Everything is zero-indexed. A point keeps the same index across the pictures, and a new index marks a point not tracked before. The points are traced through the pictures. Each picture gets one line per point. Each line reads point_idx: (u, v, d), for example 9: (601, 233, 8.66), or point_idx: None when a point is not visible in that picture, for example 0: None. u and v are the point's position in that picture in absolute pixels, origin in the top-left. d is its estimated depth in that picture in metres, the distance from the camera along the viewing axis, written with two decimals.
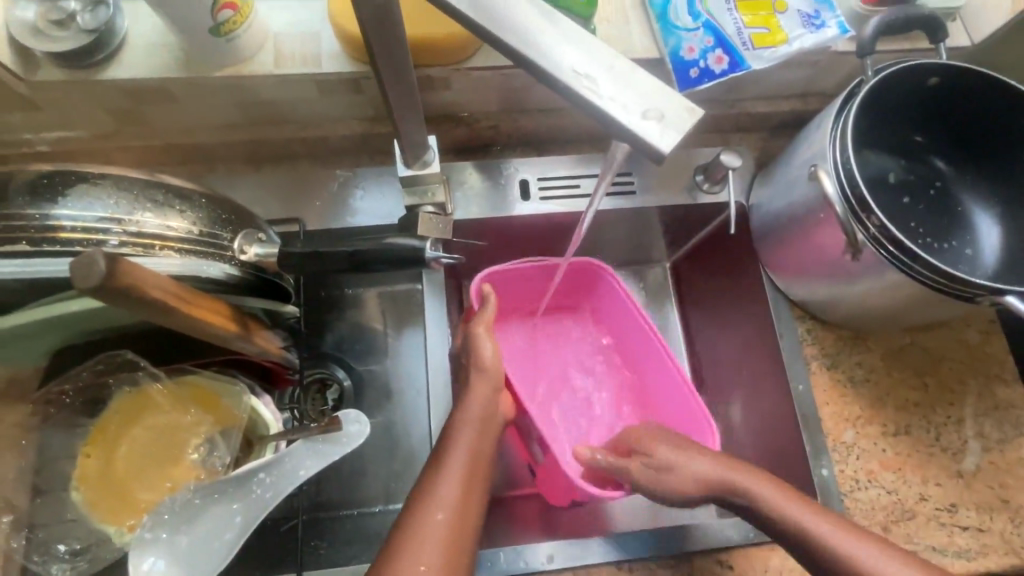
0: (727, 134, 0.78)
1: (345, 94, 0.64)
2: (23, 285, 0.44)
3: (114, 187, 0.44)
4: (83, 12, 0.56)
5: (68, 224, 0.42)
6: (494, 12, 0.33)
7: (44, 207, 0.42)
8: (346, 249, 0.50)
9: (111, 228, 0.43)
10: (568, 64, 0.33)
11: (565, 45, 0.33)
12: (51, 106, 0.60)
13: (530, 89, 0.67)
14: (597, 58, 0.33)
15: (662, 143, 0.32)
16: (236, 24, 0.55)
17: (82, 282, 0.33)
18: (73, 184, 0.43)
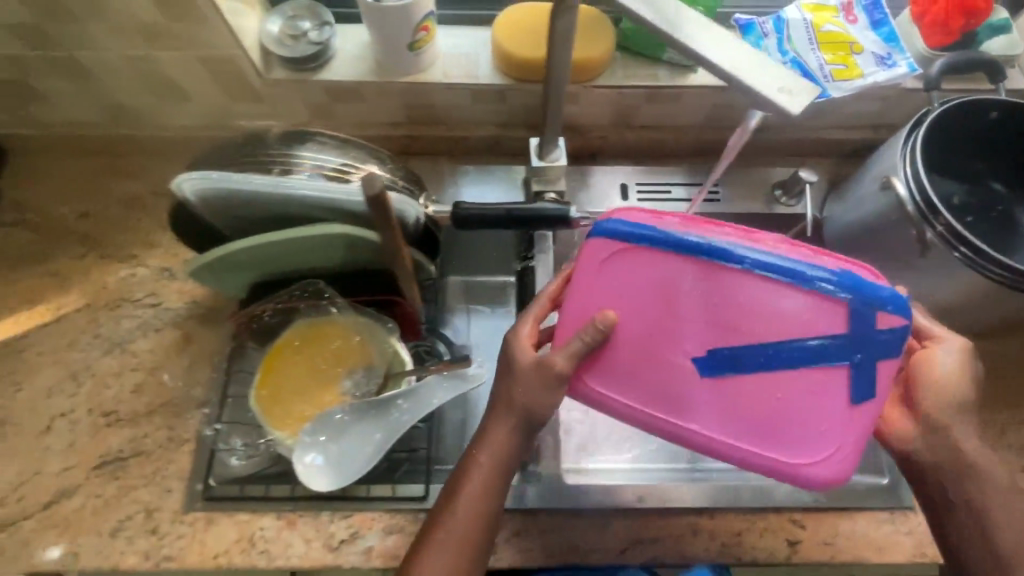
0: (804, 157, 0.90)
1: (492, 103, 0.79)
2: (286, 209, 0.60)
3: (356, 150, 0.63)
4: (312, 30, 0.74)
5: (328, 168, 0.60)
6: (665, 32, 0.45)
7: (314, 156, 0.61)
8: (507, 209, 0.64)
9: (353, 173, 0.61)
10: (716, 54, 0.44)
11: (711, 43, 0.44)
12: (270, 98, 0.78)
13: (639, 107, 0.81)
14: (747, 62, 0.44)
15: (796, 111, 0.42)
16: (425, 43, 0.72)
17: (370, 193, 0.49)
18: (332, 145, 0.62)
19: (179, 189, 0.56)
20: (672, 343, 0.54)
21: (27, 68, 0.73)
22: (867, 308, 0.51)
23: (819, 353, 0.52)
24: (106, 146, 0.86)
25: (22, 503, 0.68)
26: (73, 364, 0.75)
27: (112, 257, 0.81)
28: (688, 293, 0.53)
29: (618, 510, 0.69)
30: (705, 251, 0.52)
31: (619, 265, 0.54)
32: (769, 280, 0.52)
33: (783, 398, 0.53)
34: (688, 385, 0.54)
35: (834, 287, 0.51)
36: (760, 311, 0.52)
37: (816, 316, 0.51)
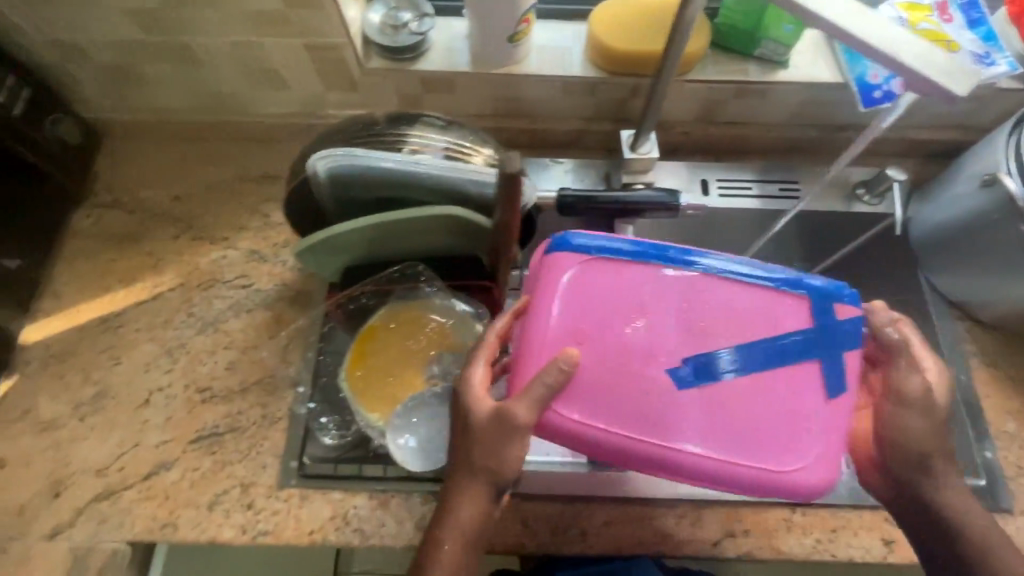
0: (885, 158, 0.89)
1: (580, 96, 0.80)
2: (409, 188, 0.61)
3: (473, 132, 0.64)
4: (412, 21, 0.76)
5: (452, 147, 0.62)
6: (845, 31, 0.46)
7: (438, 137, 0.62)
8: (611, 197, 0.66)
9: (475, 154, 0.62)
10: (882, 41, 0.46)
11: (873, 30, 0.46)
12: (365, 87, 0.80)
13: (726, 103, 0.82)
14: (920, 52, 0.46)
15: (961, 94, 0.46)
16: (524, 35, 0.74)
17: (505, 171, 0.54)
18: (451, 127, 0.64)
19: (310, 171, 0.60)
20: (648, 352, 0.50)
21: (138, 54, 0.75)
22: (828, 303, 0.51)
23: (790, 354, 0.51)
24: (198, 133, 0.88)
25: (123, 473, 0.70)
26: (168, 341, 0.77)
27: (203, 239, 0.83)
28: (655, 298, 0.51)
29: (710, 502, 0.68)
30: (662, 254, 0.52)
31: (582, 277, 0.51)
32: (729, 279, 0.52)
33: (762, 407, 0.50)
34: (667, 402, 0.50)
35: (792, 282, 0.52)
36: (728, 310, 0.51)
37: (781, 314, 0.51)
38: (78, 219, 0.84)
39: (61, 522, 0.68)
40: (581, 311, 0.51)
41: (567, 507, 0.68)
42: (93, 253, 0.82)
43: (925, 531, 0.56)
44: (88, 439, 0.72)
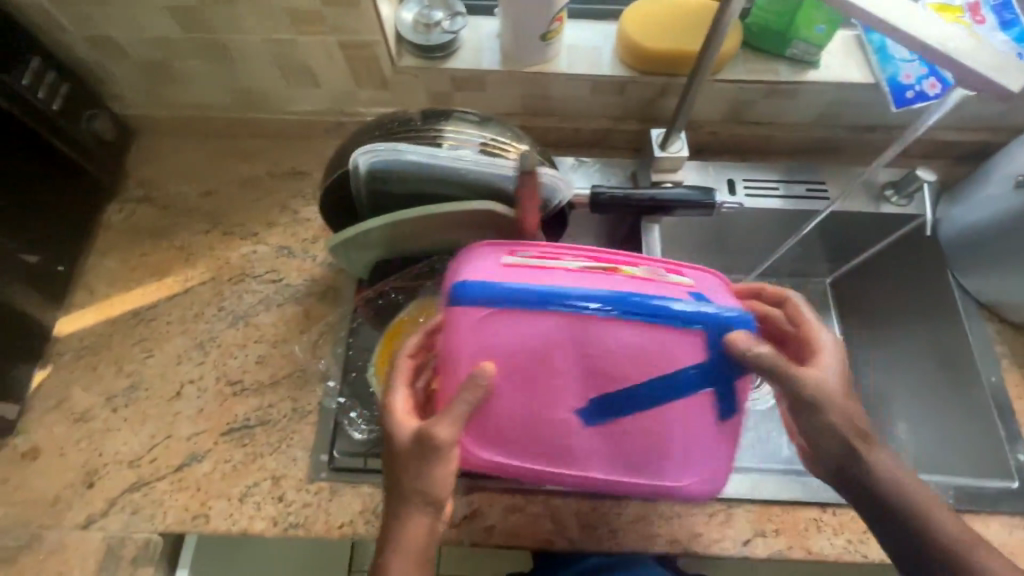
0: (914, 159, 0.89)
1: (609, 95, 0.81)
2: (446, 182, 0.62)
3: (509, 129, 0.65)
4: (444, 20, 0.76)
5: (490, 143, 0.62)
6: (897, 29, 0.46)
7: (475, 132, 0.63)
8: (645, 195, 0.68)
9: (512, 150, 0.63)
10: (936, 37, 0.46)
11: (926, 26, 0.46)
12: (396, 85, 0.80)
13: (754, 103, 0.82)
14: (971, 49, 0.46)
15: (1015, 90, 0.46)
16: (555, 35, 0.74)
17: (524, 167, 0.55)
18: (488, 123, 0.65)
19: (350, 165, 0.61)
20: (554, 389, 0.53)
21: (175, 51, 0.77)
22: (720, 335, 0.51)
23: (684, 387, 0.52)
24: (229, 130, 0.89)
25: (155, 464, 0.71)
26: (199, 334, 0.78)
27: (233, 234, 0.84)
28: (559, 341, 0.51)
29: (740, 500, 0.68)
30: (567, 301, 0.50)
31: (484, 329, 0.51)
32: (633, 321, 0.51)
33: (658, 434, 0.54)
34: (569, 433, 0.54)
35: (686, 318, 0.50)
36: (627, 353, 0.51)
37: (679, 352, 0.51)
38: (110, 213, 0.85)
39: (94, 511, 0.69)
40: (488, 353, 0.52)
41: (597, 504, 0.68)
42: (125, 246, 0.83)
43: (864, 501, 0.52)
44: (121, 430, 0.73)
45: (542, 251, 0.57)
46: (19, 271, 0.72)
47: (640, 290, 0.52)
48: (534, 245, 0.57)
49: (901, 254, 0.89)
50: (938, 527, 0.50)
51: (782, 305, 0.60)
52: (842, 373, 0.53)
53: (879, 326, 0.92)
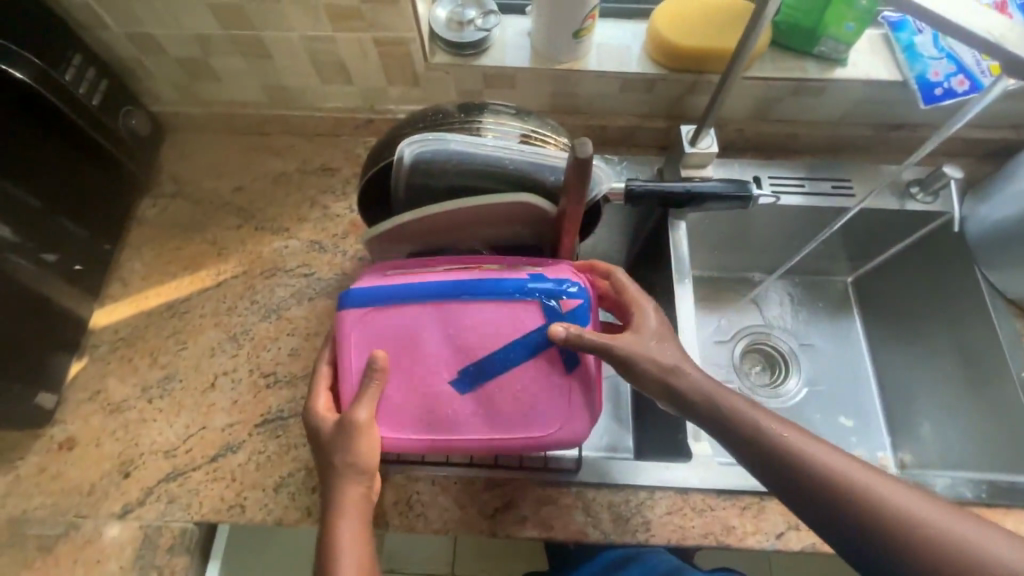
0: (940, 157, 0.89)
1: (639, 93, 0.82)
2: (487, 174, 0.63)
3: (548, 124, 0.66)
4: (477, 18, 0.78)
5: (531, 136, 0.64)
6: (943, 19, 0.47)
7: (517, 126, 0.64)
8: (683, 187, 0.70)
9: (552, 143, 0.64)
10: (983, 28, 0.47)
11: (975, 17, 0.47)
12: (427, 82, 0.82)
13: (781, 101, 0.83)
14: (1021, 40, 0.47)
15: None
16: (587, 32, 0.75)
17: (574, 158, 0.51)
18: (527, 117, 0.66)
19: (396, 156, 0.63)
20: (428, 369, 0.55)
21: (212, 48, 0.78)
22: (556, 300, 0.55)
23: (541, 349, 0.55)
24: (259, 128, 0.91)
25: (190, 454, 0.71)
26: (232, 327, 0.78)
27: (264, 229, 0.85)
28: (421, 325, 0.55)
29: (772, 493, 0.68)
30: (423, 292, 0.55)
31: (364, 330, 0.56)
32: (478, 298, 0.55)
33: (534, 395, 0.55)
34: (453, 407, 0.55)
35: (522, 290, 0.55)
36: (480, 327, 0.55)
37: (520, 316, 0.55)
38: (144, 209, 0.87)
39: (130, 501, 0.69)
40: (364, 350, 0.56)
41: (629, 496, 0.68)
42: (160, 240, 0.84)
43: (786, 486, 0.50)
44: (157, 421, 0.73)
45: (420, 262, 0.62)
46: (59, 263, 0.73)
47: (487, 273, 0.57)
48: (413, 259, 0.63)
49: (925, 252, 0.89)
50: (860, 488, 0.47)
51: (609, 279, 0.62)
52: (660, 329, 0.57)
53: (900, 325, 0.93)
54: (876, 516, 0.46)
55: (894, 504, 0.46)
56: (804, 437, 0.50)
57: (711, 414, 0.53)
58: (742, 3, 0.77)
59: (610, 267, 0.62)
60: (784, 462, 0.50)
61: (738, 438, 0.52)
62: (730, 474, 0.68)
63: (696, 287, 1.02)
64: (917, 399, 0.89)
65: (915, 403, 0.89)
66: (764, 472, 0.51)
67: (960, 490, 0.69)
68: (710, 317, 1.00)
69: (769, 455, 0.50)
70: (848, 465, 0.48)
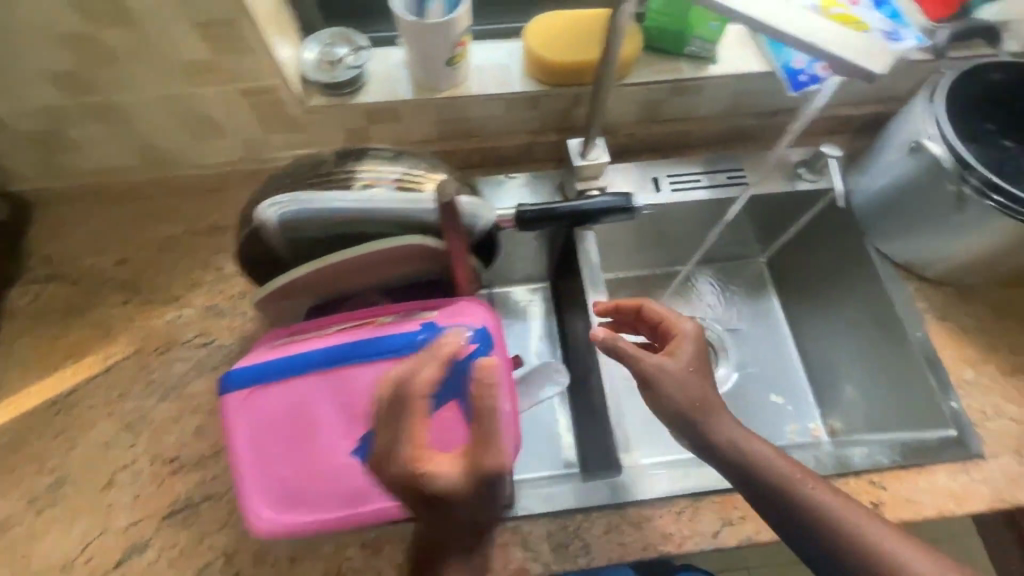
0: (819, 136, 0.93)
1: (525, 110, 0.81)
2: (364, 224, 0.60)
3: (423, 161, 0.64)
4: (349, 55, 0.75)
5: (405, 180, 0.62)
6: (757, 22, 0.49)
7: (390, 169, 0.62)
8: (567, 208, 0.69)
9: (428, 182, 0.62)
10: (795, 29, 0.49)
11: (792, 18, 0.49)
12: (306, 125, 0.78)
13: (663, 103, 0.84)
14: (842, 40, 0.49)
15: (880, 72, 0.47)
16: (461, 58, 0.73)
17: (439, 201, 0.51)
18: (399, 158, 0.64)
19: (260, 219, 0.58)
20: (327, 442, 0.53)
21: (60, 120, 0.72)
22: (449, 350, 0.54)
23: (439, 402, 0.54)
24: (135, 193, 0.85)
25: (92, 563, 0.65)
26: (127, 414, 0.72)
27: (153, 301, 0.79)
28: (312, 397, 0.53)
29: (704, 493, 0.68)
30: (310, 362, 0.53)
31: (252, 412, 0.53)
32: (369, 360, 0.54)
33: (441, 449, 0.54)
34: (357, 478, 0.53)
35: (413, 345, 0.54)
36: (376, 389, 0.53)
37: (414, 372, 0.54)
38: (14, 298, 0.79)
39: None
40: (256, 432, 0.53)
41: (566, 521, 0.67)
42: (36, 330, 0.77)
43: (789, 525, 0.55)
44: (51, 532, 0.66)
45: (312, 326, 0.60)
46: None
47: (378, 331, 0.55)
48: (305, 326, 0.61)
49: (820, 230, 0.93)
50: (852, 528, 0.53)
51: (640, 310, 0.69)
52: (695, 354, 0.63)
53: (813, 303, 0.96)
54: (877, 563, 0.52)
55: (892, 553, 0.52)
56: (824, 489, 0.55)
57: (734, 459, 0.58)
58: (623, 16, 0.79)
59: (640, 301, 0.70)
60: (788, 501, 0.55)
61: (750, 475, 0.57)
62: (663, 482, 0.68)
63: (619, 290, 1.03)
64: (839, 368, 0.92)
65: (835, 373, 0.92)
66: (778, 515, 0.56)
67: (878, 458, 0.71)
68: None
69: (788, 502, 0.55)
70: (848, 507, 0.54)
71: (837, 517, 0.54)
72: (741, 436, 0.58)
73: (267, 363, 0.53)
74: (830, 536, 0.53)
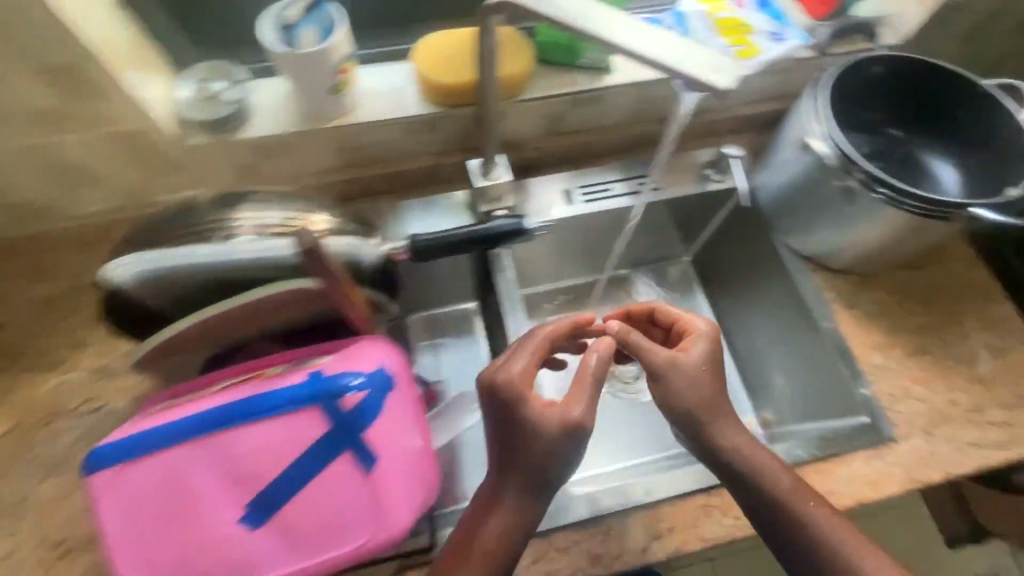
0: (724, 136, 0.95)
1: (424, 132, 0.79)
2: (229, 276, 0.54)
3: (300, 202, 0.61)
4: (226, 89, 0.71)
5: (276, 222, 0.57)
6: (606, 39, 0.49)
7: (259, 213, 0.58)
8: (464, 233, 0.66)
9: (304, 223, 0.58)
10: (641, 45, 0.49)
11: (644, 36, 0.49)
12: (188, 165, 0.73)
13: (566, 116, 0.84)
14: (689, 57, 0.49)
15: (724, 87, 0.47)
16: (346, 85, 0.70)
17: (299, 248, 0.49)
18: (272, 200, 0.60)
19: (108, 278, 0.52)
20: (210, 513, 0.49)
21: None
22: (337, 400, 0.51)
23: (330, 456, 0.51)
24: (11, 251, 0.78)
25: None
26: (8, 497, 0.66)
27: (33, 368, 0.72)
28: (191, 465, 0.49)
29: (630, 510, 0.67)
30: (184, 429, 0.49)
31: (124, 490, 0.49)
32: (251, 419, 0.50)
33: (336, 506, 0.51)
34: (246, 548, 0.49)
35: (297, 398, 0.51)
36: (260, 449, 0.50)
37: (301, 427, 0.51)
38: None
39: None
40: (130, 510, 0.49)
41: None
42: None
43: (777, 533, 0.60)
44: None
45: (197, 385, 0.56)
46: None
47: (261, 387, 0.52)
48: (191, 385, 0.57)
49: (734, 229, 0.94)
50: (835, 543, 0.58)
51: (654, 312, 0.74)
52: (708, 352, 0.65)
53: (735, 300, 0.98)
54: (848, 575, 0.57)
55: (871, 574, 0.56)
56: (822, 508, 0.60)
57: (740, 467, 0.62)
58: (512, 31, 0.78)
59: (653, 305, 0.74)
60: (783, 513, 0.60)
61: (754, 486, 0.61)
62: (588, 502, 0.67)
63: (547, 303, 1.02)
64: (764, 362, 0.94)
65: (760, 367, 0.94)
66: (767, 522, 0.61)
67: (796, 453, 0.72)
68: None
69: (782, 511, 0.60)
70: (839, 527, 0.59)
71: (825, 531, 0.58)
72: (745, 444, 0.63)
73: (138, 434, 0.49)
74: (813, 545, 0.58)
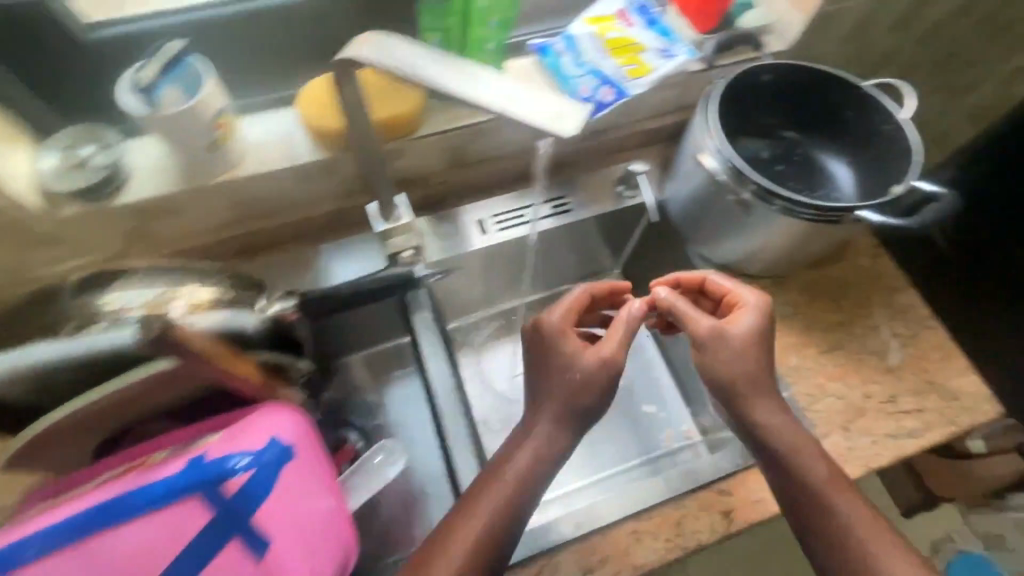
0: (632, 151, 0.97)
1: (321, 178, 0.77)
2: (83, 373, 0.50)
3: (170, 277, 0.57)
4: (96, 154, 0.67)
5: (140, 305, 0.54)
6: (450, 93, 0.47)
7: (122, 296, 0.54)
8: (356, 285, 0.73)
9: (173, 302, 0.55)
10: (488, 94, 0.48)
11: (496, 82, 0.49)
12: (64, 238, 0.69)
13: (469, 147, 0.83)
14: (532, 104, 0.48)
15: (569, 133, 0.47)
16: (226, 139, 0.68)
17: (149, 337, 0.46)
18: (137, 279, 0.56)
19: None
20: None
21: None
22: (221, 484, 0.48)
23: (217, 546, 0.47)
24: None
25: None
26: None
27: None
28: None
29: (560, 546, 0.67)
30: (35, 545, 0.43)
31: None
32: (120, 520, 0.45)
33: None
34: None
35: (175, 489, 0.47)
36: (132, 553, 0.45)
37: (181, 519, 0.46)
38: None
39: None
40: None
41: None
42: None
43: (804, 518, 0.60)
44: None
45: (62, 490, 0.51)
46: None
47: (133, 482, 0.47)
48: (55, 492, 0.51)
49: (652, 241, 0.95)
50: (859, 534, 0.57)
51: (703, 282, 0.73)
52: (756, 322, 0.66)
53: None
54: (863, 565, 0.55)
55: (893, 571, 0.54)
56: (852, 502, 0.59)
57: (779, 445, 0.62)
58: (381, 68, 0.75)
59: (706, 274, 0.73)
60: (815, 500, 0.59)
61: (788, 469, 0.61)
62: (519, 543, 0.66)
63: (479, 331, 1.01)
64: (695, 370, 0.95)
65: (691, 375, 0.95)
66: (796, 506, 0.60)
67: (723, 464, 0.72)
68: (505, 355, 1.00)
69: (811, 496, 0.59)
70: (872, 519, 0.58)
71: (846, 521, 0.57)
72: (782, 425, 0.63)
73: None
74: (840, 531, 0.57)
